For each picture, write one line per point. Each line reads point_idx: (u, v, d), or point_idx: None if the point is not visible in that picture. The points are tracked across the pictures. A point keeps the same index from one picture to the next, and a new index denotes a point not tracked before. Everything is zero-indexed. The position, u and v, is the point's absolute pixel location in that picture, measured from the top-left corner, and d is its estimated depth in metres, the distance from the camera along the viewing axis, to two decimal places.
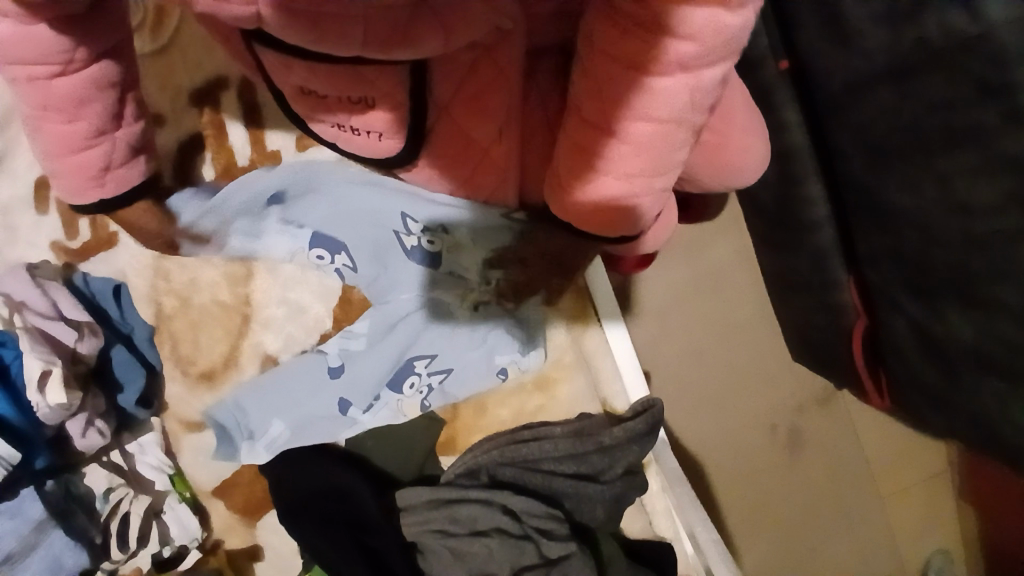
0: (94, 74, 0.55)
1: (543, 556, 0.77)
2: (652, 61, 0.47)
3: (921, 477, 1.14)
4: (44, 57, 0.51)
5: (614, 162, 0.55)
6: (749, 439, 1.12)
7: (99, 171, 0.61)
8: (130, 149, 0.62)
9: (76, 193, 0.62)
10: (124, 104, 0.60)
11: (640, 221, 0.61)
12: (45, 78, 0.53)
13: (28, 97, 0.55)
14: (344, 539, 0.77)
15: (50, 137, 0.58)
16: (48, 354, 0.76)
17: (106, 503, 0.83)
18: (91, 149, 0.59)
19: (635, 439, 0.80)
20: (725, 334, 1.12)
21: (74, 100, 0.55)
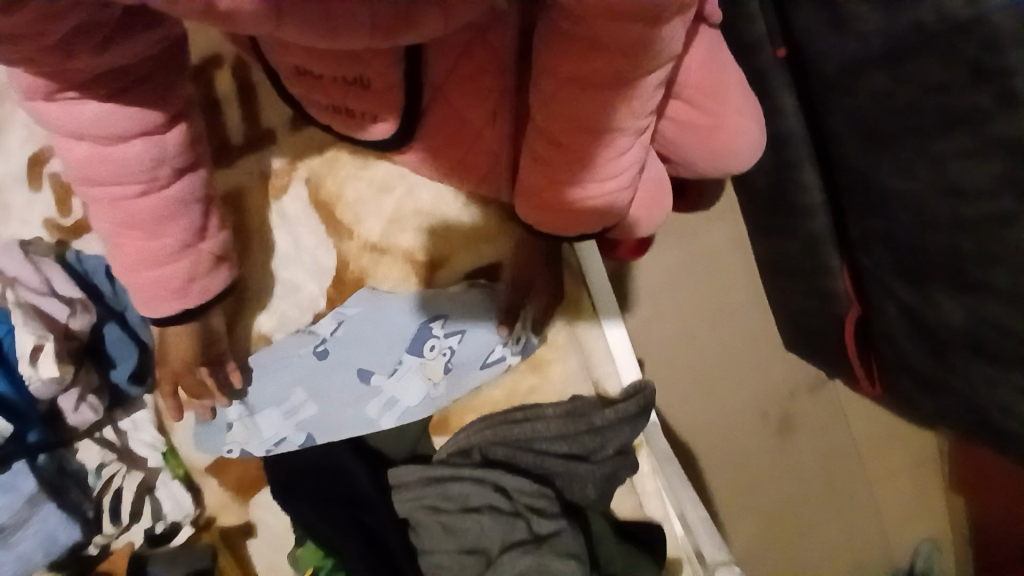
0: (177, 190, 0.59)
1: (533, 533, 0.77)
2: (592, 74, 0.51)
3: (909, 464, 1.16)
4: (127, 174, 0.55)
5: (567, 167, 0.60)
6: (739, 424, 1.13)
7: (181, 285, 0.63)
8: (212, 260, 0.64)
9: (155, 307, 0.63)
10: (207, 219, 0.62)
11: (599, 221, 0.65)
12: (128, 199, 0.57)
13: (115, 220, 0.58)
14: (339, 515, 0.78)
15: (130, 254, 0.60)
16: (41, 328, 0.76)
17: (99, 478, 0.84)
18: (174, 263, 0.61)
19: (627, 421, 0.80)
20: (717, 320, 1.13)
21: (156, 214, 0.58)
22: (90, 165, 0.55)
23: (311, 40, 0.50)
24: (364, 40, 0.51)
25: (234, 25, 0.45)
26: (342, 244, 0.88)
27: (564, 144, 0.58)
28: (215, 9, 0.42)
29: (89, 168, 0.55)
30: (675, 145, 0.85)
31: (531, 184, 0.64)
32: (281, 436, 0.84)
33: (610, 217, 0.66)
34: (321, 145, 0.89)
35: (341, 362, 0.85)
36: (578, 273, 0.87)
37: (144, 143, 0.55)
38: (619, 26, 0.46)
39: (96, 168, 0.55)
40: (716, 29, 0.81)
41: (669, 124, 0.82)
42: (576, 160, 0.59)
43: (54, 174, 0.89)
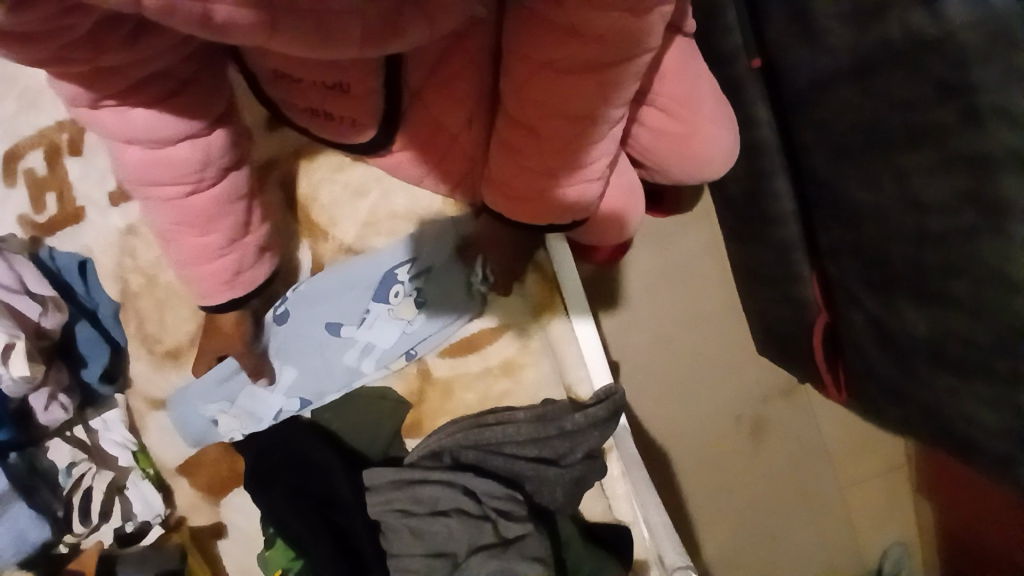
0: (221, 187, 0.61)
1: (501, 536, 0.78)
2: (563, 61, 0.50)
3: (877, 466, 1.18)
4: (179, 176, 0.58)
5: (535, 154, 0.60)
6: (708, 426, 1.15)
7: (230, 278, 0.66)
8: (256, 252, 0.67)
9: (209, 296, 0.67)
10: (251, 214, 0.66)
11: (566, 211, 0.66)
12: (182, 198, 0.60)
13: (169, 219, 0.61)
14: (313, 516, 0.77)
15: (183, 249, 0.63)
16: (12, 327, 0.75)
17: (69, 477, 0.83)
18: (223, 260, 0.65)
19: (596, 425, 0.81)
20: (690, 325, 1.15)
21: (208, 213, 0.61)
22: (144, 167, 0.57)
23: (302, 51, 0.45)
24: (354, 50, 0.46)
25: (227, 40, 0.41)
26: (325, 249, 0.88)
27: (533, 130, 0.58)
28: (210, 22, 0.39)
29: (144, 170, 0.57)
30: (651, 154, 0.86)
31: (501, 171, 0.64)
32: (277, 406, 0.85)
33: (579, 208, 0.66)
34: (298, 146, 0.89)
35: (310, 323, 0.84)
36: (552, 278, 0.88)
37: (190, 144, 0.57)
38: (592, 12, 0.45)
39: (151, 171, 0.57)
40: (690, 41, 0.82)
41: (644, 131, 0.83)
42: (544, 149, 0.59)
43: (27, 171, 0.88)
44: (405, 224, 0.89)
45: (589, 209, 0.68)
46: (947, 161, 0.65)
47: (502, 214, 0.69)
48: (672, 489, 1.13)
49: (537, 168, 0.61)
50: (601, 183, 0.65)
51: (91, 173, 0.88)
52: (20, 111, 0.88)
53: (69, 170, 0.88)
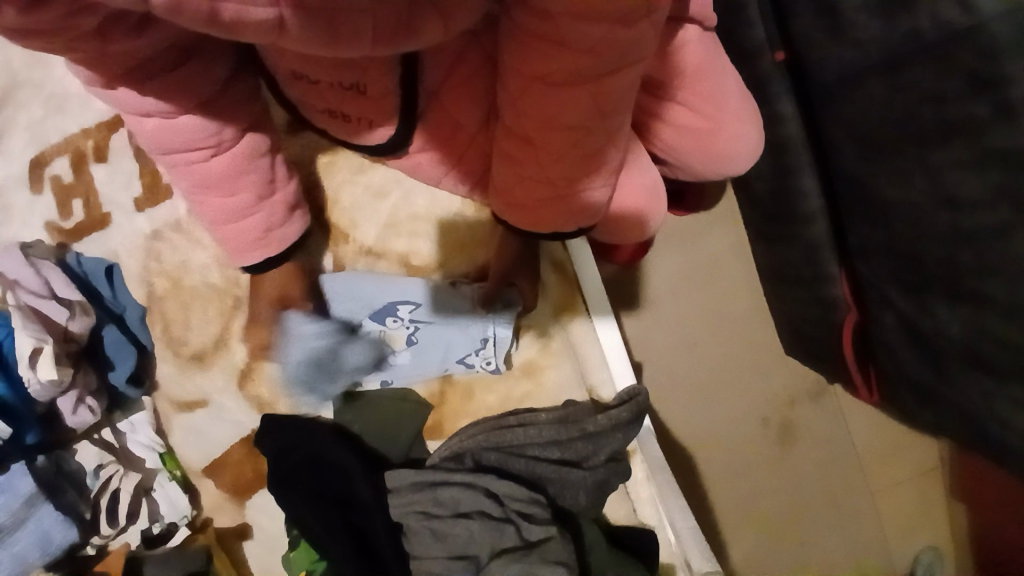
0: (244, 147, 0.63)
1: (524, 539, 0.76)
2: (554, 73, 0.50)
3: (910, 472, 1.15)
4: (199, 141, 0.59)
5: (534, 165, 0.59)
6: (735, 429, 1.12)
7: (261, 237, 0.69)
8: (286, 210, 0.69)
9: (242, 256, 0.70)
10: (275, 170, 0.67)
11: (567, 220, 0.65)
12: (206, 162, 0.61)
13: (197, 186, 0.63)
14: (336, 517, 0.76)
15: (215, 212, 0.65)
16: (40, 331, 0.77)
17: (97, 479, 0.84)
18: (253, 220, 0.67)
19: (620, 427, 0.80)
20: (715, 324, 1.12)
21: (231, 174, 0.63)
22: (164, 136, 0.58)
23: (314, 49, 0.45)
24: (369, 49, 0.46)
25: (236, 39, 0.40)
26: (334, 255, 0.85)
27: (529, 142, 0.57)
28: (217, 18, 0.37)
29: (161, 138, 0.58)
30: (672, 150, 0.85)
31: (501, 182, 0.64)
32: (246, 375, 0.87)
33: (580, 217, 0.65)
34: (317, 149, 0.89)
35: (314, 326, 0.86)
36: (573, 279, 0.88)
37: (207, 109, 0.58)
38: (583, 26, 0.44)
39: (171, 139, 0.58)
40: (713, 35, 0.79)
41: (667, 128, 0.81)
42: (540, 160, 0.58)
43: (54, 178, 0.90)
44: (424, 225, 0.89)
45: (593, 217, 0.67)
46: (985, 151, 0.62)
47: (504, 223, 0.69)
48: (696, 491, 1.11)
49: (534, 179, 0.60)
50: (603, 193, 0.64)
51: (115, 179, 0.89)
52: (49, 119, 0.90)
53: (95, 176, 0.89)
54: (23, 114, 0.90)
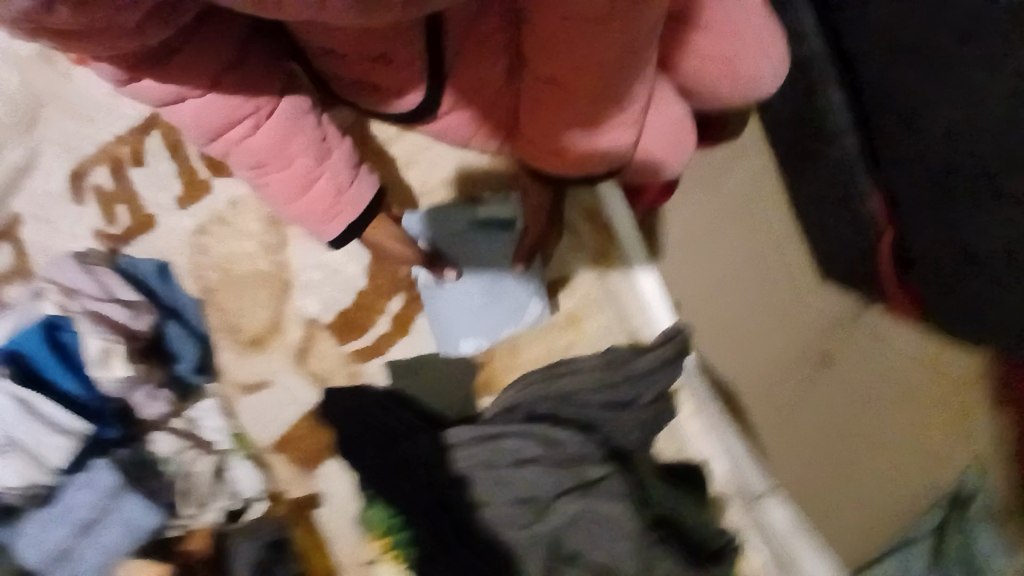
0: (285, 111, 0.65)
1: (582, 479, 0.78)
2: (581, 12, 0.52)
3: (961, 391, 1.12)
4: (239, 116, 0.62)
5: (567, 106, 0.62)
6: (773, 361, 1.13)
7: (336, 198, 0.72)
8: (346, 166, 0.72)
9: (324, 225, 0.74)
10: (323, 129, 0.70)
11: (602, 157, 0.68)
12: (253, 136, 0.65)
13: (258, 164, 0.67)
14: (407, 477, 0.77)
15: (281, 186, 0.69)
16: (108, 333, 0.84)
17: (176, 464, 0.86)
18: (322, 182, 0.71)
19: (664, 367, 0.83)
20: (746, 260, 1.13)
21: (281, 141, 0.66)
22: (209, 120, 0.61)
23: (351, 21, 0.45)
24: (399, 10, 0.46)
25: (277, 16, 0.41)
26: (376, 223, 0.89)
27: (561, 85, 0.60)
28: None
29: (198, 126, 0.62)
30: (696, 80, 0.84)
31: (535, 127, 0.67)
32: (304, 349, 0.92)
33: (613, 153, 0.68)
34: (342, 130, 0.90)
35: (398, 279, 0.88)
36: (606, 226, 0.91)
37: (231, 80, 0.59)
38: None
39: (213, 120, 0.61)
40: None
41: (689, 60, 0.81)
42: (573, 101, 0.61)
43: (96, 188, 0.93)
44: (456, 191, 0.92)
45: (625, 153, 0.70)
46: (1018, 26, 0.62)
47: (540, 165, 0.73)
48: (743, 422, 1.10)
49: (567, 121, 0.64)
50: (634, 127, 0.67)
51: (154, 182, 0.93)
52: (82, 131, 0.94)
53: (133, 180, 0.93)
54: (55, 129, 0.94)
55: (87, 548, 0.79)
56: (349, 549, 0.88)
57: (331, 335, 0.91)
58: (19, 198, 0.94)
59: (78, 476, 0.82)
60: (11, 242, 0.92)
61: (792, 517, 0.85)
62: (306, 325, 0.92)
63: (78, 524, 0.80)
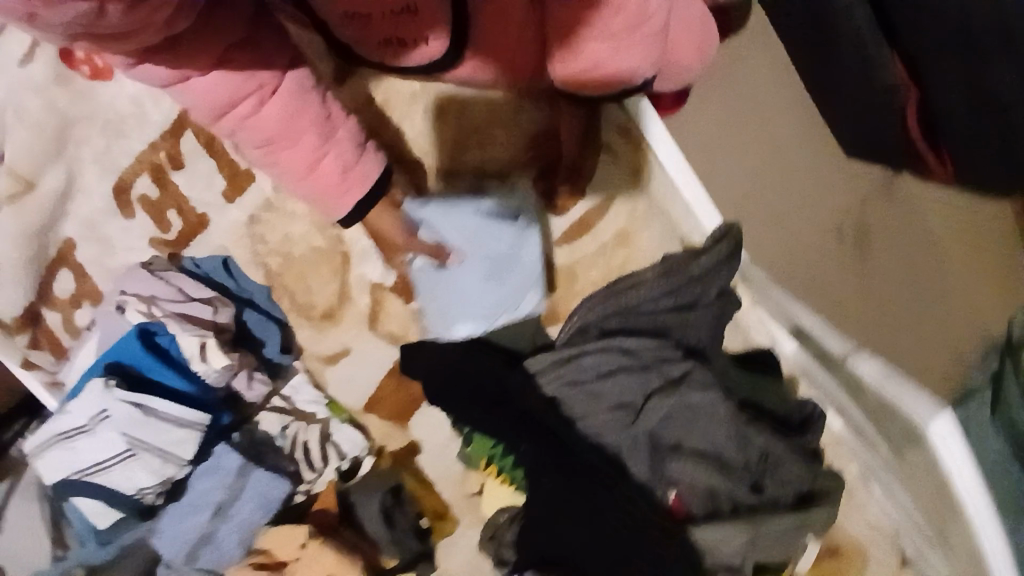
0: (289, 85, 0.65)
1: (667, 378, 0.82)
2: None
3: (1009, 242, 1.11)
4: (246, 93, 0.63)
5: (593, 22, 0.66)
6: (811, 240, 1.13)
7: (344, 174, 0.72)
8: (354, 143, 0.72)
9: (337, 203, 0.74)
10: (329, 107, 0.70)
11: (635, 69, 0.70)
12: (260, 115, 0.65)
13: (267, 142, 0.68)
14: (502, 410, 0.83)
15: (290, 164, 0.69)
16: (198, 330, 0.88)
17: (286, 438, 0.94)
18: (329, 159, 0.70)
19: (723, 263, 0.86)
20: (775, 148, 1.13)
21: (289, 117, 0.66)
22: (218, 98, 0.61)
23: None
24: None
25: None
26: (420, 180, 0.91)
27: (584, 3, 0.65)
28: None
29: (208, 106, 0.62)
30: None
31: (563, 53, 0.69)
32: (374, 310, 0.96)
33: (643, 61, 0.69)
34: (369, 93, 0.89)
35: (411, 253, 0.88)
36: (642, 142, 0.92)
37: (238, 57, 0.60)
38: None
39: (220, 98, 0.61)
40: None
41: None
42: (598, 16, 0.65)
43: (141, 198, 0.91)
44: (491, 133, 0.91)
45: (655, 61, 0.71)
46: None
47: (575, 93, 0.74)
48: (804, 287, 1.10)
49: (596, 37, 0.67)
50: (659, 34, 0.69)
51: (197, 184, 0.92)
52: (115, 145, 0.87)
53: (178, 184, 0.92)
54: (86, 149, 0.86)
55: (226, 526, 0.87)
56: (452, 486, 0.97)
57: (397, 296, 0.96)
58: (68, 223, 0.90)
59: (205, 464, 0.89)
60: (70, 268, 0.92)
61: (882, 365, 0.81)
62: (372, 290, 0.96)
63: (212, 507, 0.87)
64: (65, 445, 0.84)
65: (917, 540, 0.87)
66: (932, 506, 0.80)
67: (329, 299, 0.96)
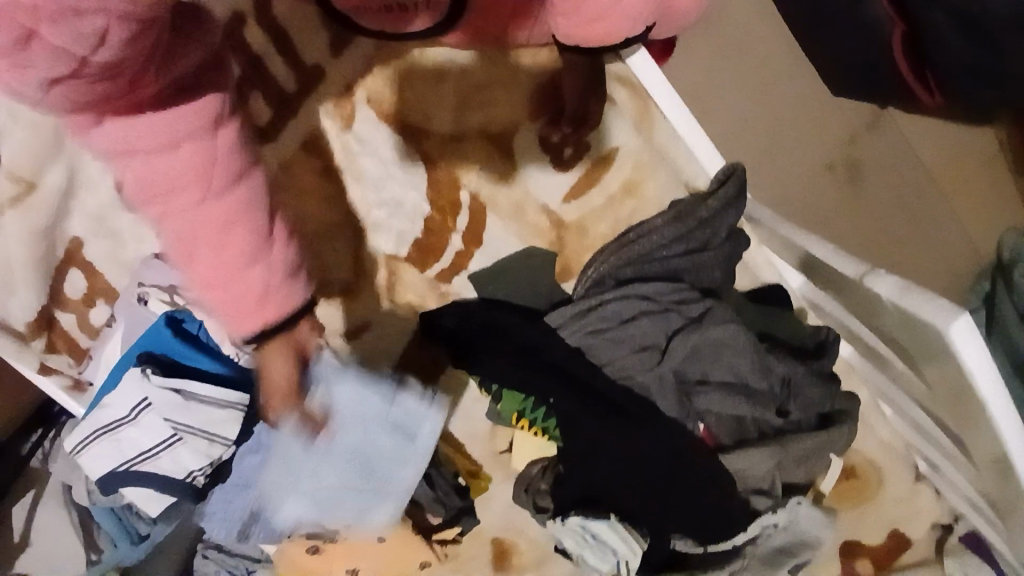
0: (239, 197, 0.52)
1: (687, 318, 0.85)
2: None
3: (979, 163, 1.19)
4: (183, 184, 0.50)
5: None
6: (802, 177, 1.17)
7: (261, 299, 0.56)
8: (289, 268, 0.56)
9: (238, 327, 0.56)
10: (276, 227, 0.56)
11: (635, 17, 0.71)
12: (196, 209, 0.51)
13: (185, 238, 0.53)
14: (531, 362, 0.84)
15: (202, 273, 0.54)
16: None
17: None
18: (251, 279, 0.54)
19: (730, 204, 0.88)
20: (764, 89, 1.14)
21: (221, 225, 0.52)
22: (150, 182, 0.49)
23: None
24: None
25: None
26: (425, 147, 0.92)
27: None
28: None
29: (135, 184, 0.50)
30: None
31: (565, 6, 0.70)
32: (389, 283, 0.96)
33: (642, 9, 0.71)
34: (367, 60, 0.88)
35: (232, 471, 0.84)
36: (641, 90, 0.93)
37: (192, 148, 0.49)
38: None
39: (153, 181, 0.49)
40: None
41: None
42: None
43: None
44: (493, 95, 0.91)
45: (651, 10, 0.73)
46: None
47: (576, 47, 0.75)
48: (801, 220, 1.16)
49: None
50: None
51: None
52: None
53: None
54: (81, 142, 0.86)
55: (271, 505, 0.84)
56: (482, 444, 1.01)
57: (413, 265, 0.96)
58: (73, 220, 0.90)
59: (246, 443, 0.85)
60: (78, 267, 0.93)
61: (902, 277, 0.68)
62: (387, 262, 0.95)
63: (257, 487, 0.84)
64: (110, 437, 0.85)
65: (929, 454, 0.92)
66: (955, 421, 0.74)
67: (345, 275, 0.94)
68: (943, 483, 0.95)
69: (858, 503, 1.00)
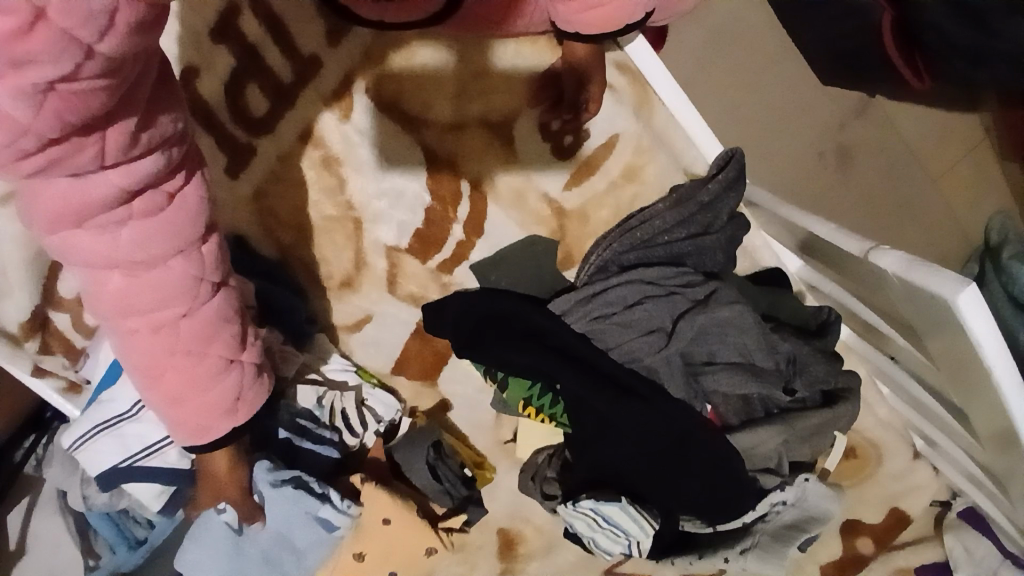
0: (215, 308, 0.55)
1: (692, 300, 0.86)
2: None
3: (966, 145, 1.21)
4: (172, 303, 0.52)
5: None
6: (795, 161, 1.19)
7: (231, 401, 0.61)
8: (255, 371, 0.62)
9: (209, 429, 0.61)
10: (245, 332, 0.60)
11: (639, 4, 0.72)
12: (176, 321, 0.53)
13: (159, 348, 0.54)
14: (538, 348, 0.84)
15: (174, 385, 0.57)
16: None
17: (323, 409, 0.91)
18: (225, 384, 0.59)
19: (731, 187, 0.89)
20: (758, 76, 1.14)
21: (202, 338, 0.55)
22: (134, 296, 0.50)
23: None
24: None
25: None
26: (426, 137, 0.91)
27: None
28: None
29: (110, 299, 0.50)
30: None
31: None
32: (390, 276, 0.96)
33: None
34: (365, 47, 0.87)
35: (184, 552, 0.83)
36: (640, 76, 0.94)
37: (182, 260, 0.51)
38: None
39: (140, 299, 0.51)
40: None
41: None
42: None
43: None
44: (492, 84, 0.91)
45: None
46: None
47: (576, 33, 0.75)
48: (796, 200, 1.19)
49: None
50: None
51: None
52: None
53: None
54: None
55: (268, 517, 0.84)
56: (486, 433, 1.02)
57: (414, 256, 0.95)
58: None
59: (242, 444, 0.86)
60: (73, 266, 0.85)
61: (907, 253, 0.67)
62: (388, 254, 0.95)
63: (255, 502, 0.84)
64: (111, 433, 0.84)
65: (924, 431, 0.95)
66: (950, 394, 0.76)
67: (345, 268, 0.94)
68: (940, 460, 0.97)
69: (857, 479, 1.03)
